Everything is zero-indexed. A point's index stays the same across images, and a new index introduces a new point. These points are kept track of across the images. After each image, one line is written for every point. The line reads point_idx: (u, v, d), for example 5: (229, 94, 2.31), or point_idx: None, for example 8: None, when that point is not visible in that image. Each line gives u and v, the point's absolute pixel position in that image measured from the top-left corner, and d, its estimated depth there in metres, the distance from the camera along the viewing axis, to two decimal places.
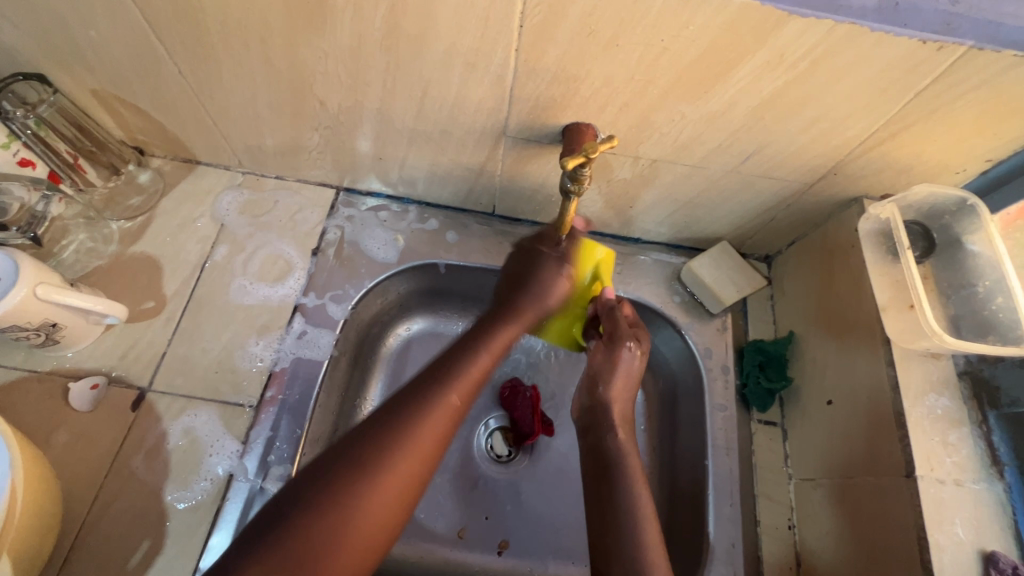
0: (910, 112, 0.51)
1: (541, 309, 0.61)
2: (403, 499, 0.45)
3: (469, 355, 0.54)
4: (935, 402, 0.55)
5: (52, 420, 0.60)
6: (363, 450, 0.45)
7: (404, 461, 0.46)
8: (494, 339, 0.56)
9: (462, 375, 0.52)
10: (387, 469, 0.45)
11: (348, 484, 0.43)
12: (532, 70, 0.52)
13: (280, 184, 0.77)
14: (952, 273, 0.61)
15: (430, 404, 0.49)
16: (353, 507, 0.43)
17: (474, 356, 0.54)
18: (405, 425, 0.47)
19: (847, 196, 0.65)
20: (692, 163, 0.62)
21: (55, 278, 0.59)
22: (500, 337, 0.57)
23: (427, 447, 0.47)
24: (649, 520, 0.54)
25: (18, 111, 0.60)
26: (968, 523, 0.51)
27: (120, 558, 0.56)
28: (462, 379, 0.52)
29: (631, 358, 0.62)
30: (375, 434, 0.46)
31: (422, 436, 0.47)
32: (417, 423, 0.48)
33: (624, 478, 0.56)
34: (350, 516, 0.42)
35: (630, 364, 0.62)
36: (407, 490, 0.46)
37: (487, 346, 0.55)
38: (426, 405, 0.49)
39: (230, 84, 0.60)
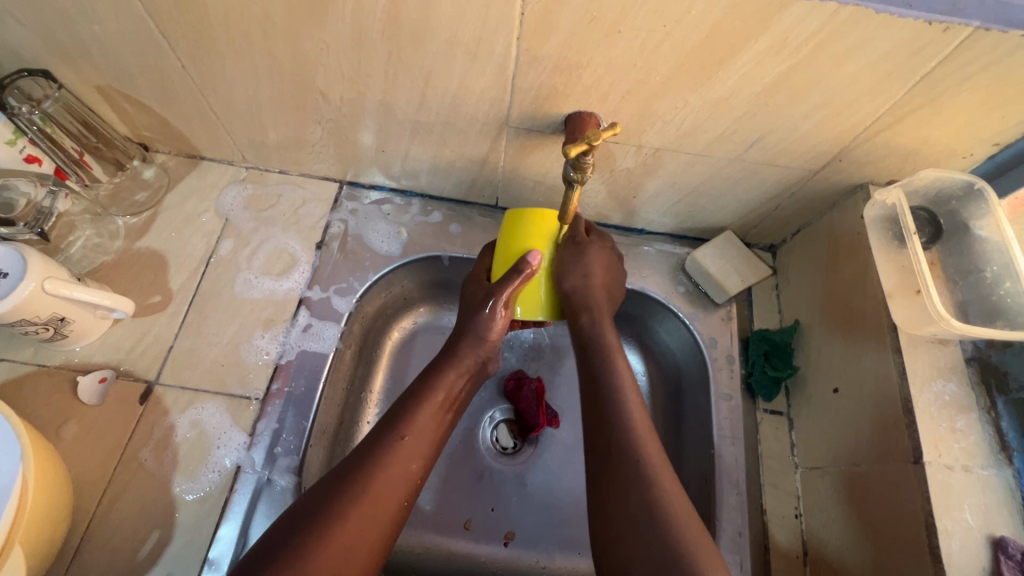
0: (916, 96, 0.51)
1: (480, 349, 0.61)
2: (373, 536, 0.48)
3: (416, 404, 0.56)
4: (943, 388, 0.55)
5: (61, 413, 0.61)
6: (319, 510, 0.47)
7: (367, 504, 0.48)
8: (443, 384, 0.58)
9: (414, 424, 0.54)
10: (350, 511, 0.47)
11: (320, 525, 0.46)
12: (533, 58, 0.52)
13: (284, 179, 0.77)
14: (959, 258, 0.60)
15: (383, 457, 0.51)
16: (321, 549, 0.45)
17: (421, 404, 0.56)
18: (356, 481, 0.49)
19: (852, 183, 0.64)
20: (696, 151, 0.62)
21: (63, 273, 0.59)
22: (449, 382, 0.59)
23: (385, 501, 0.50)
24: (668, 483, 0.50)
25: (23, 107, 0.61)
26: (976, 508, 0.50)
27: (129, 549, 0.56)
28: (415, 424, 0.54)
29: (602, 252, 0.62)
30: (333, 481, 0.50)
31: (380, 479, 0.50)
32: (373, 469, 0.50)
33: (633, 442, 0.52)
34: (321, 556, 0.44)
35: (603, 258, 0.62)
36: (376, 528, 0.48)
37: (437, 392, 0.58)
38: (382, 452, 0.52)
39: (233, 77, 0.60)
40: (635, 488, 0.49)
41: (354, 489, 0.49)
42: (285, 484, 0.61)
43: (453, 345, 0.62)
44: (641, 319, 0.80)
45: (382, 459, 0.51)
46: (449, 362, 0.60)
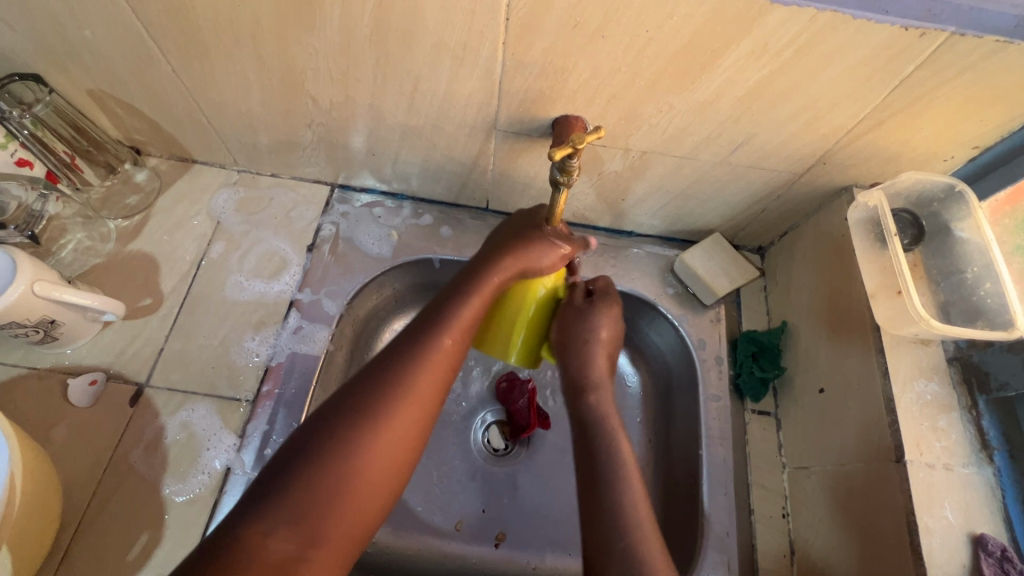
0: (896, 100, 0.52)
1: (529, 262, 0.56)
2: (402, 446, 0.47)
3: (453, 309, 0.53)
4: (925, 388, 0.56)
5: (52, 416, 0.61)
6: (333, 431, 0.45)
7: (394, 420, 0.46)
8: (484, 278, 0.55)
9: (442, 342, 0.51)
10: (375, 430, 0.46)
11: (345, 435, 0.45)
12: (519, 63, 0.52)
13: (275, 182, 0.77)
14: (941, 259, 0.61)
15: (413, 371, 0.49)
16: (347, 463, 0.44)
17: (456, 315, 0.53)
18: (379, 395, 0.47)
19: (837, 186, 0.65)
20: (682, 154, 0.63)
21: (53, 275, 0.60)
22: (490, 285, 0.55)
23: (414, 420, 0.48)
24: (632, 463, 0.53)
25: (14, 110, 0.61)
26: (957, 506, 0.51)
27: (119, 551, 0.56)
28: (451, 330, 0.52)
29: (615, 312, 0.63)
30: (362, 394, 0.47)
31: (409, 395, 0.48)
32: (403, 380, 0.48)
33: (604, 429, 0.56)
34: (347, 474, 0.44)
35: (612, 323, 0.60)
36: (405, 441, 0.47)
37: (476, 292, 0.54)
38: (413, 363, 0.49)
39: (223, 82, 0.60)
40: (606, 480, 0.52)
41: (381, 404, 0.47)
42: None
43: (499, 247, 0.57)
44: (631, 321, 0.80)
45: (406, 380, 0.48)
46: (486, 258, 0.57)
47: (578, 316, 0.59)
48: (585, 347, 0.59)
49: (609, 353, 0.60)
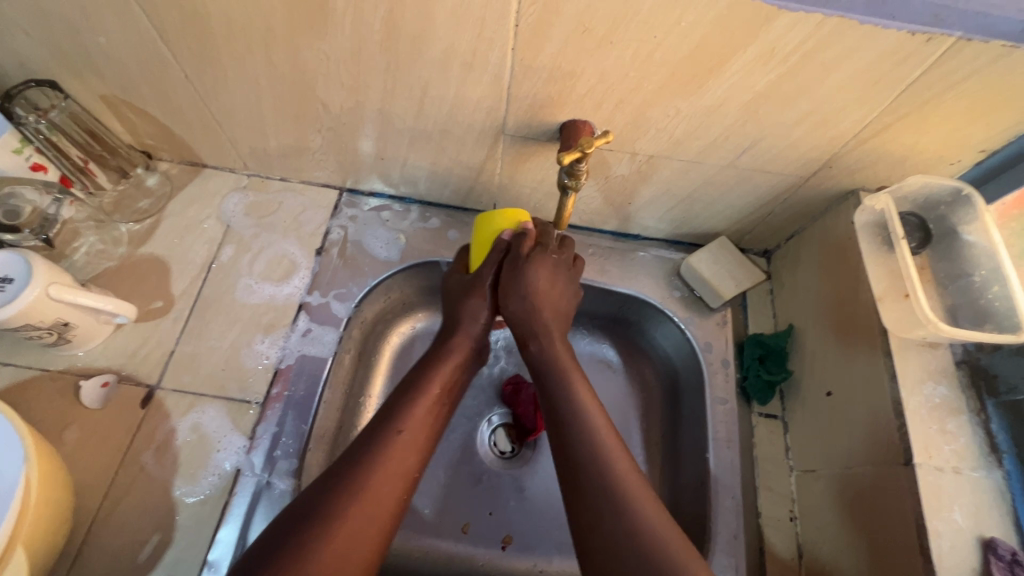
0: (902, 104, 0.52)
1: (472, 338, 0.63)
2: (372, 533, 0.48)
3: (411, 399, 0.57)
4: (933, 391, 0.56)
5: (64, 417, 0.61)
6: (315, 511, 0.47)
7: (363, 499, 0.49)
8: (438, 374, 0.60)
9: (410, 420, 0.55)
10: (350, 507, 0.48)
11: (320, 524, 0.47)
12: (528, 68, 0.53)
13: (284, 186, 0.78)
14: (949, 262, 0.61)
15: (381, 454, 0.52)
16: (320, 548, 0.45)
17: (416, 399, 0.57)
18: (355, 477, 0.50)
19: (843, 189, 0.65)
20: (689, 158, 0.63)
21: (67, 278, 0.60)
22: (443, 373, 0.60)
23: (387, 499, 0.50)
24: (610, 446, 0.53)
25: (30, 116, 0.63)
26: (967, 509, 0.51)
27: (130, 551, 0.57)
28: (412, 417, 0.55)
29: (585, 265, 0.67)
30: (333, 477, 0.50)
31: (377, 480, 0.51)
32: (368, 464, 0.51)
33: (575, 420, 0.54)
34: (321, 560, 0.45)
35: (547, 274, 0.60)
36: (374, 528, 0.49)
37: (431, 384, 0.58)
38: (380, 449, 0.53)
39: (234, 87, 0.61)
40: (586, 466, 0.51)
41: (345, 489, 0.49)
42: (284, 487, 0.62)
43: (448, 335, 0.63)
44: (637, 324, 0.81)
45: (378, 459, 0.51)
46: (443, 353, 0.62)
47: (511, 277, 0.59)
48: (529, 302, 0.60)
49: (552, 303, 0.61)
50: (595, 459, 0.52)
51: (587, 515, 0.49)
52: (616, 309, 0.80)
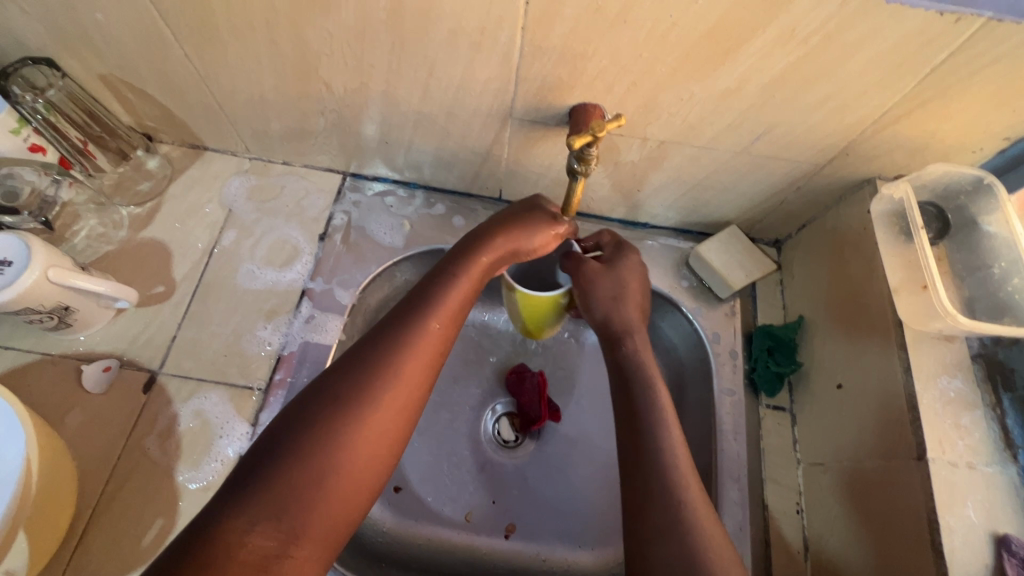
0: (926, 89, 0.50)
1: (518, 248, 0.58)
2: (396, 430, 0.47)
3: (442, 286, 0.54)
4: (948, 385, 0.55)
5: (66, 401, 0.61)
6: (348, 388, 0.46)
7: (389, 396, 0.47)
8: (476, 265, 0.56)
9: (440, 305, 0.52)
10: (377, 396, 0.46)
11: (303, 480, 0.42)
12: (538, 48, 0.51)
13: (287, 170, 0.77)
14: (967, 254, 0.60)
15: (411, 340, 0.50)
16: (322, 502, 0.42)
17: (451, 283, 0.54)
18: (385, 358, 0.48)
19: (859, 177, 0.63)
20: (701, 144, 0.61)
21: (67, 261, 0.59)
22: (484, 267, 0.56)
23: (412, 389, 0.48)
24: (689, 478, 0.51)
25: (27, 95, 0.62)
26: (980, 505, 0.50)
27: (133, 537, 0.57)
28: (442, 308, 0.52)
29: (635, 264, 0.63)
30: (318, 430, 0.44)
31: (371, 425, 0.46)
32: (359, 412, 0.45)
33: (647, 391, 0.56)
34: (326, 510, 0.42)
35: (636, 275, 0.63)
36: (369, 477, 0.45)
37: (466, 275, 0.55)
38: (372, 384, 0.47)
39: (235, 67, 0.60)
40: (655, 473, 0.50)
41: (332, 447, 0.43)
42: None
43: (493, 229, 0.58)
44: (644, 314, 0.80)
45: (408, 344, 0.49)
46: (451, 273, 0.55)
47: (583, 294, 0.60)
48: (614, 303, 0.60)
49: (638, 304, 0.62)
50: (658, 439, 0.53)
51: (652, 516, 0.49)
52: None
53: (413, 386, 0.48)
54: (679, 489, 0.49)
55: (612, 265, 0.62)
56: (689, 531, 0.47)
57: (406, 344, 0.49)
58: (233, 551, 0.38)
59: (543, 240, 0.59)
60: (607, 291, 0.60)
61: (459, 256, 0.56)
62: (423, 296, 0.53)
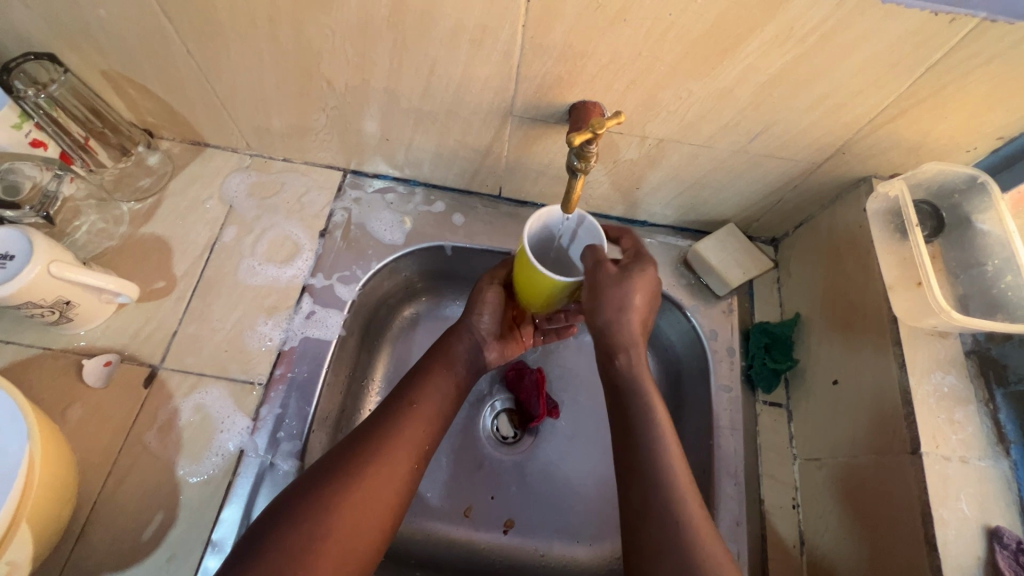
0: (920, 88, 0.51)
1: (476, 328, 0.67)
2: (389, 498, 0.52)
3: (423, 376, 0.62)
4: (942, 380, 0.55)
5: (67, 395, 0.61)
6: (345, 459, 0.53)
7: (382, 465, 0.53)
8: (447, 361, 0.64)
9: (425, 399, 0.60)
10: (371, 468, 0.52)
11: (303, 542, 0.47)
12: (539, 46, 0.52)
13: (287, 167, 0.77)
14: (961, 252, 0.60)
15: (400, 422, 0.57)
16: (316, 563, 0.46)
17: (430, 376, 0.62)
18: (378, 435, 0.55)
19: (855, 176, 0.64)
20: (699, 142, 0.62)
21: (68, 256, 0.60)
22: (455, 358, 0.65)
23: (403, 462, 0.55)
24: (688, 488, 0.51)
25: (29, 90, 0.62)
26: (972, 499, 0.51)
27: (133, 530, 0.57)
28: (425, 394, 0.60)
29: (651, 277, 0.57)
30: (317, 494, 0.50)
31: (360, 505, 0.50)
32: (347, 495, 0.50)
33: (642, 402, 0.55)
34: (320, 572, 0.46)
35: (649, 287, 0.57)
36: (358, 551, 0.49)
37: (441, 365, 0.63)
38: (366, 456, 0.53)
39: (237, 64, 0.60)
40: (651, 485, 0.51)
41: (324, 524, 0.48)
42: (288, 468, 0.61)
43: (450, 342, 0.66)
44: None
45: (398, 423, 0.57)
46: (430, 369, 0.63)
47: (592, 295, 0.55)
48: (620, 315, 0.55)
49: (644, 317, 0.57)
50: (654, 451, 0.52)
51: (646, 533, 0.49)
52: None
53: (404, 457, 0.55)
54: (678, 506, 0.49)
55: (625, 270, 0.56)
56: (691, 549, 0.47)
57: (396, 423, 0.57)
58: None
59: (493, 316, 0.68)
60: (613, 302, 0.55)
61: (431, 359, 0.64)
62: (409, 391, 0.60)
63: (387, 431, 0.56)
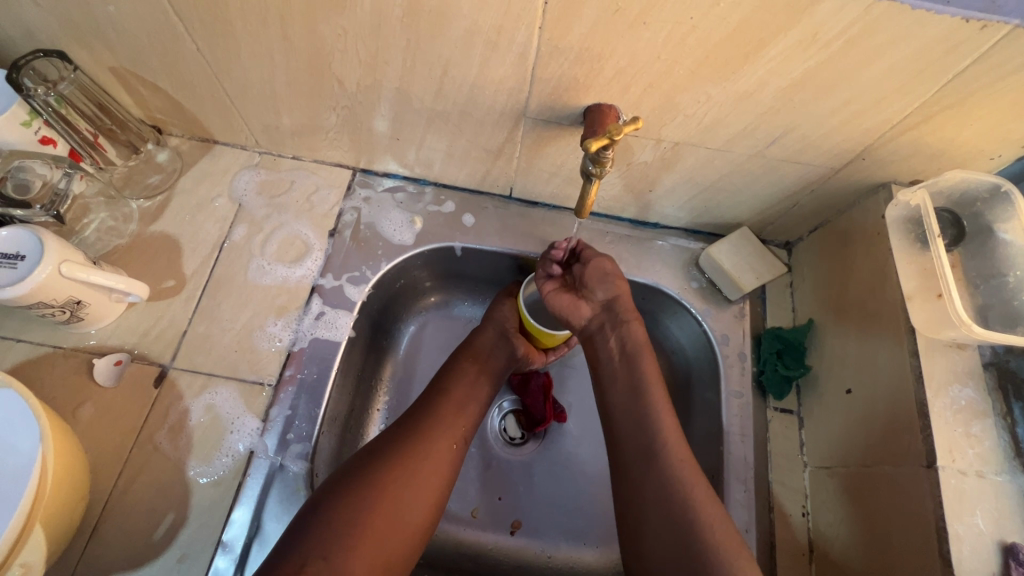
0: (946, 95, 0.50)
1: (497, 322, 0.72)
2: (435, 472, 0.55)
3: (462, 361, 0.67)
4: (959, 393, 0.55)
5: (78, 394, 0.61)
6: (396, 435, 0.57)
7: (431, 439, 0.57)
8: (475, 350, 0.69)
9: (466, 382, 0.64)
10: (419, 443, 0.56)
11: (353, 507, 0.50)
12: (555, 48, 0.51)
13: (297, 165, 0.77)
14: (981, 261, 0.59)
15: (446, 403, 0.61)
16: (366, 525, 0.50)
17: (467, 361, 0.67)
18: (427, 414, 0.60)
19: (874, 182, 0.63)
20: (716, 146, 0.61)
21: (78, 255, 0.59)
22: (479, 346, 0.69)
23: (448, 440, 0.58)
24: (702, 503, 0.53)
25: (38, 88, 0.60)
26: (989, 514, 0.50)
27: (145, 530, 0.57)
28: (465, 377, 0.65)
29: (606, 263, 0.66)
30: (369, 467, 0.54)
31: (405, 483, 0.53)
32: (397, 466, 0.54)
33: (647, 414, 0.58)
34: (368, 536, 0.49)
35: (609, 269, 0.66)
36: (407, 526, 0.52)
37: (474, 352, 0.68)
38: (417, 433, 0.57)
39: (247, 62, 0.59)
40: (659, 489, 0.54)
41: (372, 494, 0.51)
42: (297, 469, 0.62)
43: (474, 336, 0.71)
44: (654, 314, 0.80)
45: (444, 402, 0.61)
46: (467, 353, 0.68)
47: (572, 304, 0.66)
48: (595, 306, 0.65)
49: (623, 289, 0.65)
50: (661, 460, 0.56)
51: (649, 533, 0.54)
52: (631, 297, 0.79)
53: (450, 434, 0.59)
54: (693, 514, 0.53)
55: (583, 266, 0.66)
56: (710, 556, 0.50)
57: (441, 404, 0.61)
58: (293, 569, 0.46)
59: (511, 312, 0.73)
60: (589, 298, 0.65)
61: (465, 348, 0.69)
62: (444, 377, 0.65)
63: (425, 418, 0.59)
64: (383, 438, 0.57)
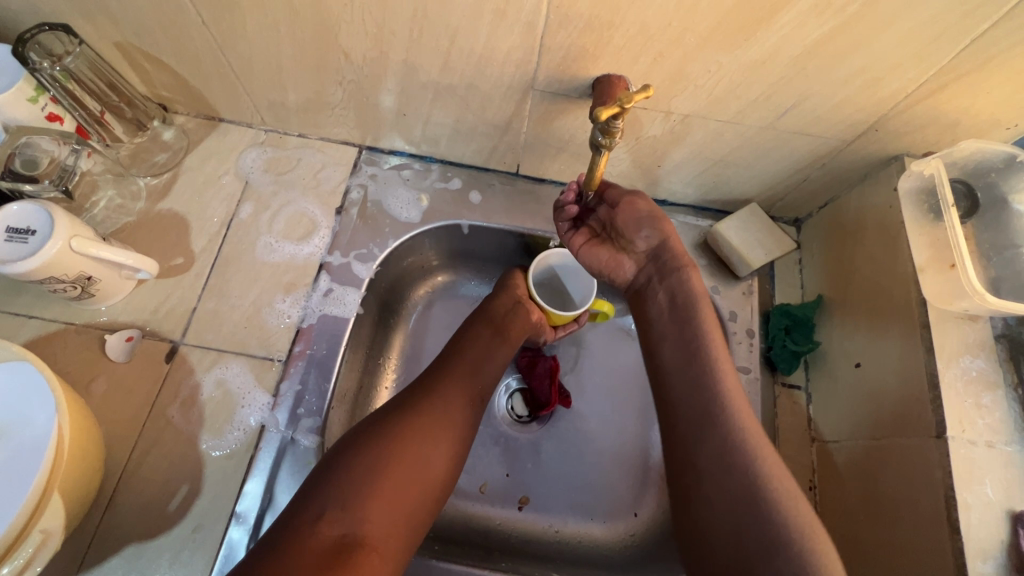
0: (963, 62, 0.49)
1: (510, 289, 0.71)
2: (449, 428, 0.56)
3: (474, 323, 0.67)
4: (970, 364, 0.54)
5: (91, 369, 0.62)
6: (409, 396, 0.58)
7: (442, 399, 0.57)
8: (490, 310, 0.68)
9: (479, 344, 0.64)
10: (431, 402, 0.57)
11: (369, 463, 0.51)
12: (564, 17, 0.50)
13: (303, 142, 0.76)
14: (995, 233, 0.59)
15: (458, 365, 0.62)
16: (382, 479, 0.51)
17: (480, 323, 0.67)
18: (439, 375, 0.60)
19: (886, 154, 0.62)
20: (727, 118, 0.60)
21: (88, 231, 0.60)
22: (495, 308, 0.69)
23: (460, 399, 0.59)
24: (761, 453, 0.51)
25: (44, 62, 0.60)
26: (999, 484, 0.50)
27: (159, 501, 0.58)
28: (476, 339, 0.65)
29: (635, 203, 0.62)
30: (382, 423, 0.54)
31: (419, 440, 0.54)
32: (410, 424, 0.54)
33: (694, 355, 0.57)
34: (383, 488, 0.51)
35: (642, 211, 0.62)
36: (422, 482, 0.53)
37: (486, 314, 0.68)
38: (430, 392, 0.58)
39: (253, 35, 0.59)
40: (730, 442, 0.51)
41: (387, 449, 0.52)
42: (308, 443, 0.62)
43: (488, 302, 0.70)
44: None
45: (456, 363, 0.62)
46: (480, 315, 0.68)
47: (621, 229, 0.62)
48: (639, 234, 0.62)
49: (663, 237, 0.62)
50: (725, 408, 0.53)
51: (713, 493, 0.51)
52: None
53: (462, 394, 0.59)
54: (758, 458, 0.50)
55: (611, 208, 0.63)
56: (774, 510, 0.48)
57: (453, 366, 0.61)
58: (312, 521, 0.48)
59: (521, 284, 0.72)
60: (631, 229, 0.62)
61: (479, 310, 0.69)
62: (457, 340, 0.65)
63: (437, 383, 0.59)
64: (397, 399, 0.58)
